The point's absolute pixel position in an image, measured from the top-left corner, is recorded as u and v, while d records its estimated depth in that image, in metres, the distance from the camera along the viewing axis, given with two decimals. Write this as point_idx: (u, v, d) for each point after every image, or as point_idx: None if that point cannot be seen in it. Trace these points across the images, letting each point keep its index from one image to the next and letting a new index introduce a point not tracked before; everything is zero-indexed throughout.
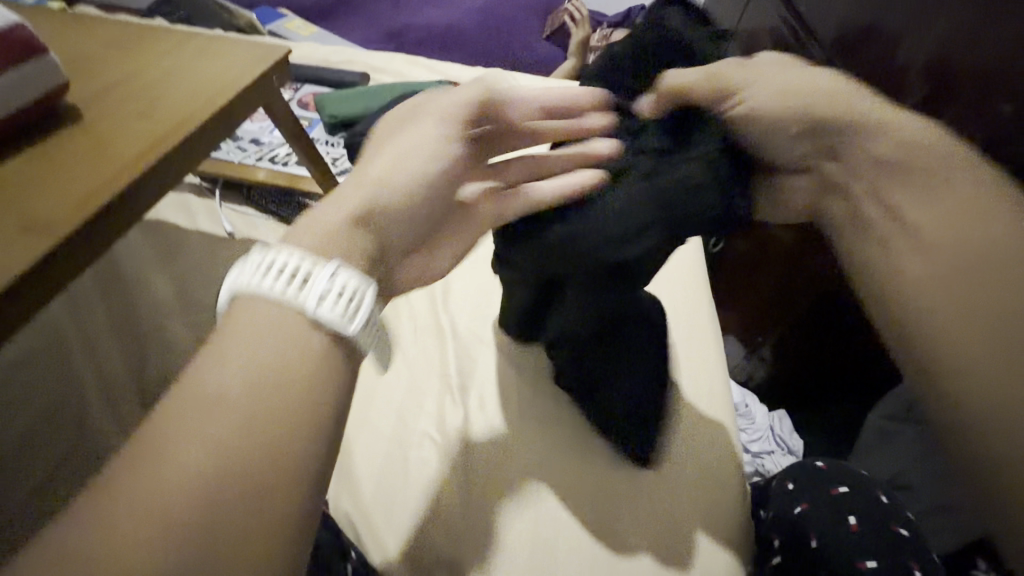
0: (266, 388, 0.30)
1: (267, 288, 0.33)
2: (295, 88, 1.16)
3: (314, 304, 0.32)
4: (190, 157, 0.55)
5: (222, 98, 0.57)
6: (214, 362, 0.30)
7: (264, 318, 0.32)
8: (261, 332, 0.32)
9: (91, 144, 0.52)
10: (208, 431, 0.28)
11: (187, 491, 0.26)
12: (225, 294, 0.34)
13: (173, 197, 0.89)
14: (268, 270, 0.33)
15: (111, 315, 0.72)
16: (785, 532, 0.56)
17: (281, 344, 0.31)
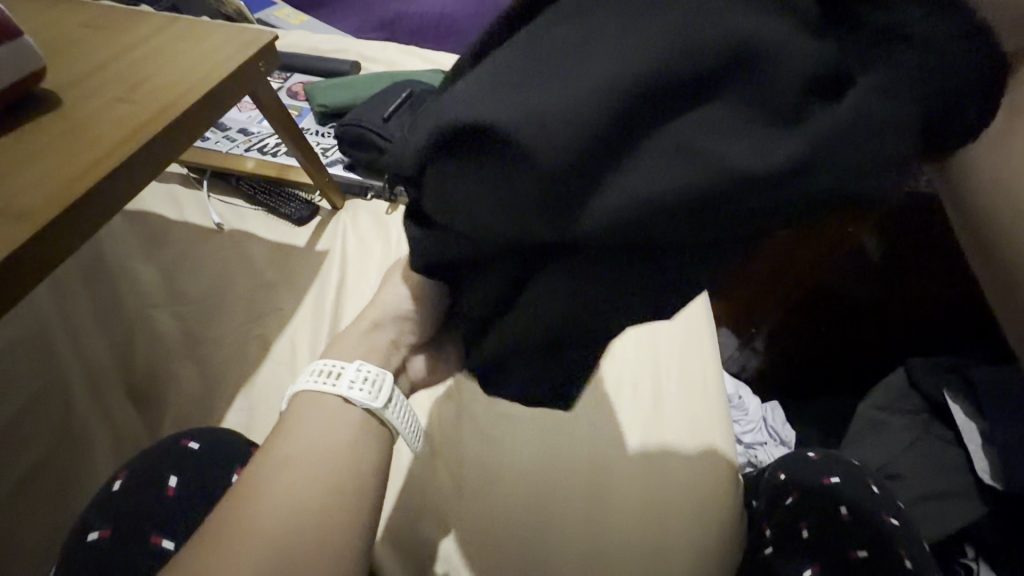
0: (326, 450, 0.40)
1: (320, 390, 0.43)
2: (284, 77, 1.13)
3: (352, 391, 0.43)
4: (173, 147, 0.54)
5: (206, 86, 0.56)
6: (285, 444, 0.40)
7: (324, 418, 0.42)
8: (312, 427, 0.41)
9: (69, 132, 0.50)
10: (296, 473, 0.38)
11: (290, 517, 0.36)
12: (285, 401, 0.45)
13: (159, 188, 0.87)
14: (317, 375, 0.44)
15: (95, 307, 0.71)
16: (776, 520, 0.57)
17: (331, 423, 0.41)
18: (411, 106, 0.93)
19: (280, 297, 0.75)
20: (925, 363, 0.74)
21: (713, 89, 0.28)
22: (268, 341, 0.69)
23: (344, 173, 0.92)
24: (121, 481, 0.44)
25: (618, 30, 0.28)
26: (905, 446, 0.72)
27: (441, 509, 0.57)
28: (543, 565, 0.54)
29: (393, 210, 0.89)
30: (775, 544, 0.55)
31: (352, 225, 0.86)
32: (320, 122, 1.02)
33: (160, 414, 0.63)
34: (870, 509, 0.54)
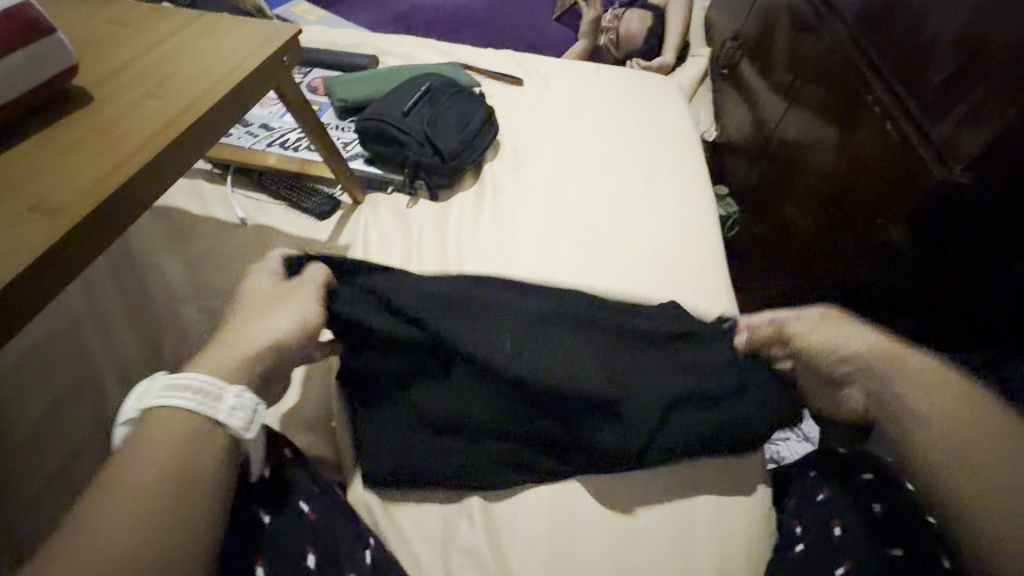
0: (168, 466, 0.39)
1: (172, 403, 0.42)
2: (303, 72, 1.14)
3: (199, 407, 0.42)
4: (201, 141, 0.54)
5: (232, 81, 0.56)
6: (142, 450, 0.39)
7: (160, 427, 0.41)
8: (153, 438, 0.40)
9: (101, 128, 0.51)
10: (127, 481, 0.37)
11: (136, 521, 0.36)
12: (132, 410, 0.43)
13: (184, 183, 0.88)
14: (165, 388, 0.43)
15: (126, 302, 0.72)
16: (806, 520, 0.56)
17: (169, 434, 0.41)
18: (431, 99, 0.93)
19: None
20: (954, 359, 0.72)
21: (576, 419, 0.57)
22: None
23: (364, 167, 0.92)
24: None
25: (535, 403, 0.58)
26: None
27: (467, 503, 0.58)
28: (570, 561, 0.54)
29: (414, 205, 0.89)
30: (805, 543, 0.54)
31: (374, 219, 0.86)
32: (339, 117, 1.02)
33: None
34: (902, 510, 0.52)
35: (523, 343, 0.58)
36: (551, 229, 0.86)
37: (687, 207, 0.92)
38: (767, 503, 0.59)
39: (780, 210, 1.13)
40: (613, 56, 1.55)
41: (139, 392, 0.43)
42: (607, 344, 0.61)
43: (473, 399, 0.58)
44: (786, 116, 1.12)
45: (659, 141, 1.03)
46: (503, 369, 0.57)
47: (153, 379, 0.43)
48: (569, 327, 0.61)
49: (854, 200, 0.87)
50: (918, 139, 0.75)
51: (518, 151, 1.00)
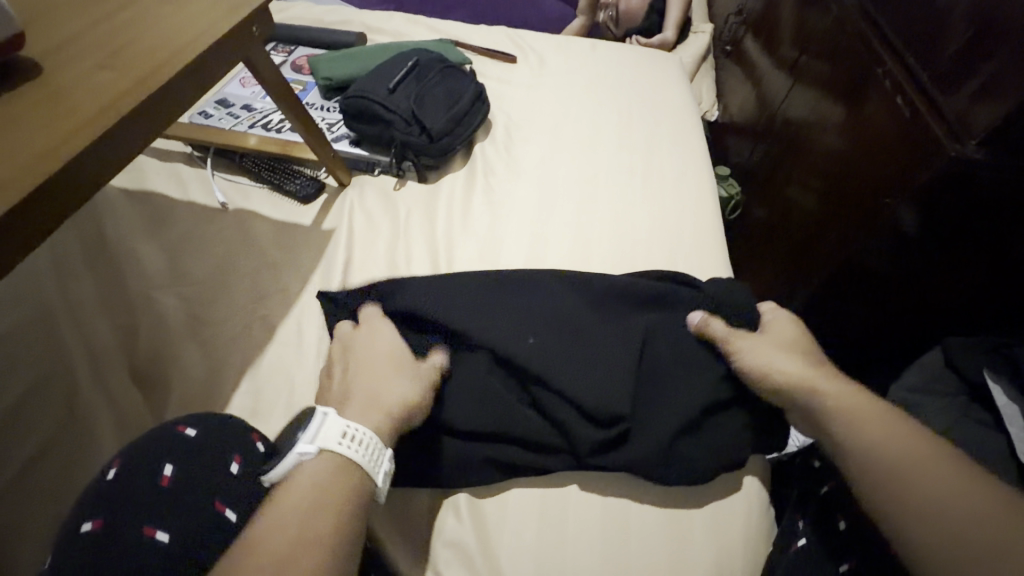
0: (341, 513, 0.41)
1: (342, 453, 0.44)
2: (287, 49, 1.09)
3: (360, 459, 0.44)
4: (158, 116, 0.51)
5: (191, 51, 0.53)
6: (305, 487, 0.42)
7: (329, 469, 0.43)
8: (321, 480, 0.43)
9: (50, 100, 0.48)
10: (296, 506, 0.40)
11: (306, 535, 0.38)
12: (312, 446, 0.44)
13: (163, 166, 0.85)
14: (342, 436, 0.45)
15: (101, 289, 0.69)
16: (810, 514, 0.54)
17: (330, 476, 0.43)
18: (418, 75, 0.89)
19: (285, 278, 0.73)
20: (962, 343, 0.69)
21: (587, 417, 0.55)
22: (272, 323, 0.68)
23: (350, 148, 0.89)
24: (115, 469, 0.43)
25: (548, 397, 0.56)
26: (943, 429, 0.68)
27: (453, 500, 0.55)
28: (559, 560, 0.51)
29: (401, 187, 0.86)
30: (809, 536, 0.52)
31: (359, 202, 0.83)
32: (324, 96, 0.99)
33: (164, 396, 0.62)
34: None
35: (563, 332, 0.60)
36: (544, 211, 0.82)
37: (684, 187, 0.88)
38: (765, 496, 0.57)
39: (783, 190, 1.10)
40: (612, 33, 1.49)
41: (316, 429, 0.45)
42: (632, 331, 0.61)
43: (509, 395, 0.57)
44: (790, 92, 1.08)
45: (653, 120, 0.99)
46: (545, 353, 0.58)
47: (329, 416, 0.46)
48: (573, 330, 0.61)
49: (859, 180, 0.84)
50: (930, 113, 0.71)
51: (509, 131, 0.96)
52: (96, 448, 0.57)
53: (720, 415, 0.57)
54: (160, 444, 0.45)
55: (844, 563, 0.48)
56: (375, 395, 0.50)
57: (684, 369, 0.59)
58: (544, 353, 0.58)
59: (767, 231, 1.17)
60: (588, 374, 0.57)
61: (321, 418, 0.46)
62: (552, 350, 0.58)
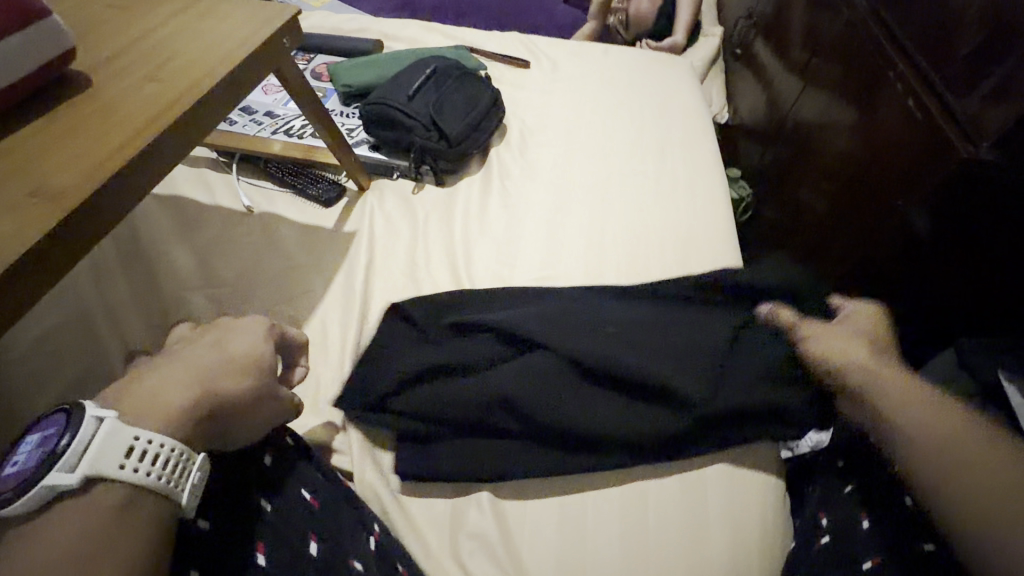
0: (118, 547, 0.35)
1: (124, 478, 0.37)
2: (307, 57, 1.12)
3: (148, 483, 0.38)
4: (199, 127, 0.54)
5: (228, 63, 0.55)
6: (74, 526, 0.35)
7: (110, 499, 0.37)
8: (109, 514, 0.36)
9: (99, 112, 0.51)
10: (47, 553, 0.34)
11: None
12: (75, 474, 0.36)
13: (190, 172, 0.88)
14: (124, 456, 0.38)
15: (135, 291, 0.72)
16: (832, 511, 0.54)
17: (114, 509, 0.37)
18: (436, 82, 0.92)
19: (309, 280, 0.75)
20: (977, 345, 0.70)
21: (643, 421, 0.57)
22: (298, 324, 0.70)
23: (370, 153, 0.91)
24: None
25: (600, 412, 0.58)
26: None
27: (477, 496, 0.57)
28: (579, 554, 0.53)
29: (420, 190, 0.89)
30: (831, 534, 0.52)
31: (379, 206, 0.86)
32: (344, 103, 1.01)
33: None
34: None
35: (632, 327, 0.63)
36: (561, 213, 0.84)
37: (703, 188, 0.90)
38: (784, 496, 0.58)
39: (793, 192, 1.11)
40: (623, 38, 1.51)
41: (85, 444, 0.37)
42: (664, 320, 0.64)
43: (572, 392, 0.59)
44: (801, 95, 1.09)
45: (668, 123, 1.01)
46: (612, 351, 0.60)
47: (103, 429, 0.38)
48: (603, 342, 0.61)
49: (870, 182, 0.85)
50: (941, 115, 0.72)
51: (525, 135, 0.98)
52: None
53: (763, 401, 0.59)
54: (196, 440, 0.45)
55: (867, 560, 0.47)
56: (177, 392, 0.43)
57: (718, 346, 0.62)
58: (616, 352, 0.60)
59: (778, 232, 1.18)
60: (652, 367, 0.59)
61: (89, 429, 0.38)
62: (626, 345, 0.61)
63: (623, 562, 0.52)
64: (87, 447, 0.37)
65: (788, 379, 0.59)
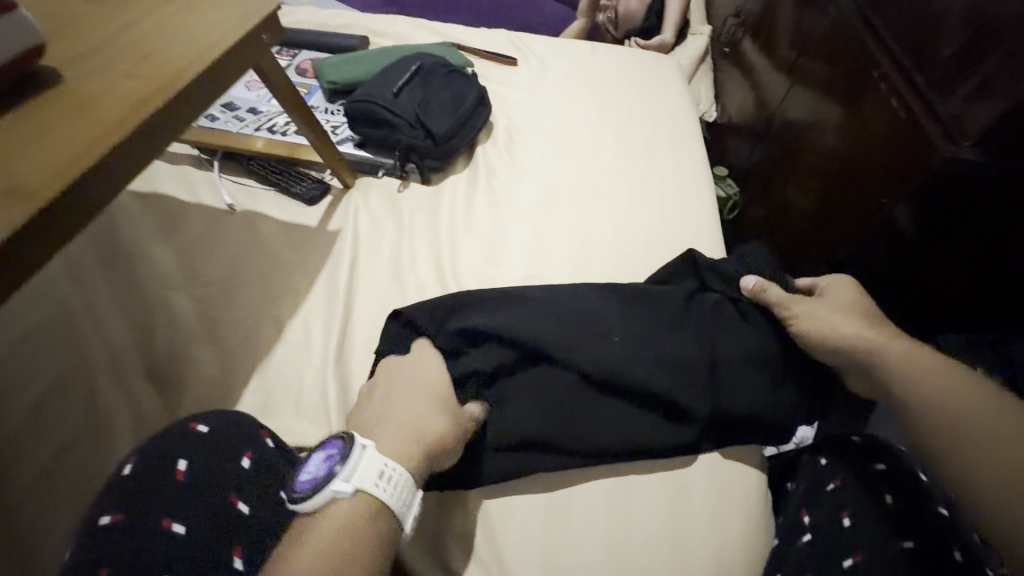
0: (343, 546, 0.40)
1: (377, 495, 0.43)
2: (292, 53, 1.11)
3: (394, 502, 0.43)
4: (175, 123, 0.53)
5: (205, 59, 0.54)
6: (331, 534, 0.40)
7: (356, 511, 0.42)
8: (340, 524, 0.41)
9: (71, 108, 0.49)
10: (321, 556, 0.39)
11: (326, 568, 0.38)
12: (348, 485, 0.43)
13: (172, 169, 0.87)
14: (378, 477, 0.43)
15: (114, 289, 0.71)
16: (815, 509, 0.54)
17: (354, 522, 0.42)
18: (422, 79, 0.91)
19: (293, 278, 0.75)
20: (956, 342, 0.71)
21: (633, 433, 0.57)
22: (282, 324, 0.69)
23: (355, 151, 0.90)
24: (131, 466, 0.43)
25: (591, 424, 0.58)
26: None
27: (466, 498, 0.56)
28: (565, 554, 0.53)
29: (405, 188, 0.88)
30: (813, 532, 0.53)
31: (363, 204, 0.85)
32: (329, 100, 1.00)
33: (178, 393, 0.63)
34: (916, 496, 0.51)
35: (642, 336, 0.62)
36: (548, 212, 0.84)
37: (689, 186, 0.90)
38: (764, 492, 0.59)
39: (780, 191, 1.12)
40: (612, 36, 1.51)
41: (351, 465, 0.44)
42: (657, 318, 0.64)
43: (586, 406, 0.59)
44: (788, 94, 1.09)
45: (656, 122, 1.01)
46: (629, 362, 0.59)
47: (370, 451, 0.45)
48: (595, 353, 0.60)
49: (854, 182, 0.86)
50: (924, 116, 0.72)
51: (512, 133, 0.97)
52: (110, 445, 0.58)
53: (765, 406, 0.60)
54: (174, 441, 0.45)
55: (850, 557, 0.49)
56: (393, 420, 0.49)
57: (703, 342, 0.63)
58: (631, 365, 0.60)
59: (764, 231, 1.19)
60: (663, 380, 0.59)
61: (359, 453, 0.44)
62: (640, 356, 0.61)
63: (608, 562, 0.52)
64: (335, 465, 0.44)
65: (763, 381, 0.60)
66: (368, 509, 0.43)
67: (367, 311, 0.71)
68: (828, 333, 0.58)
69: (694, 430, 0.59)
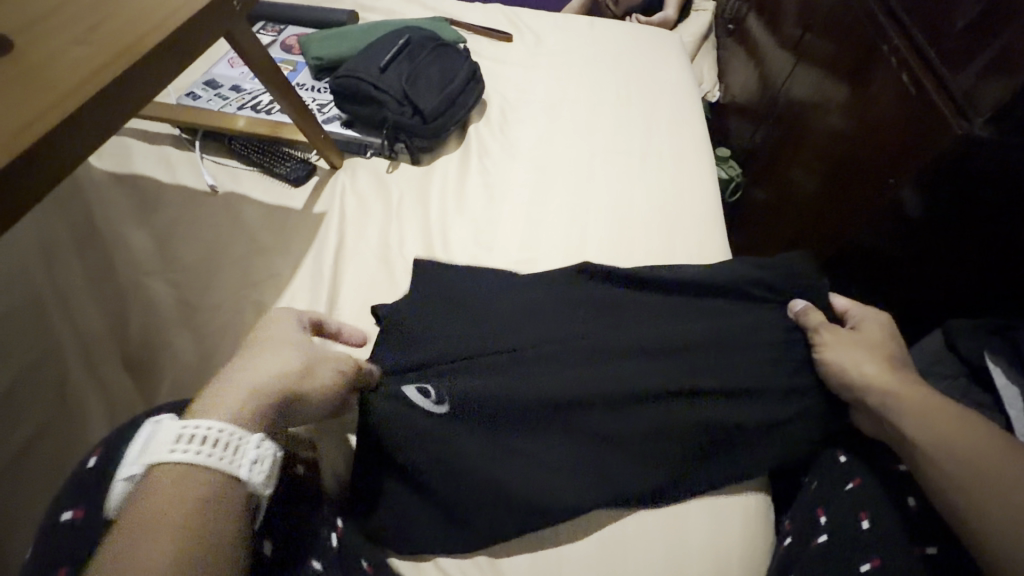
0: (173, 522, 0.33)
1: (180, 460, 0.35)
2: (278, 29, 1.07)
3: (223, 465, 0.36)
4: (137, 94, 0.50)
5: (165, 28, 0.51)
6: (150, 515, 0.33)
7: (173, 485, 0.35)
8: (159, 504, 0.34)
9: (22, 77, 0.46)
10: (129, 562, 0.30)
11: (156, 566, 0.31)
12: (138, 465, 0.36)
13: (152, 149, 0.84)
14: (176, 441, 0.36)
15: (87, 273, 0.68)
16: (832, 508, 0.52)
17: (172, 497, 0.34)
18: (410, 54, 0.87)
19: (276, 262, 0.72)
20: (965, 325, 0.69)
21: (591, 472, 0.54)
22: (263, 308, 0.67)
23: (341, 130, 0.87)
24: (96, 458, 0.41)
25: (543, 475, 0.53)
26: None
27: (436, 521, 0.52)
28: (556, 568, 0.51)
29: (394, 169, 0.85)
30: (830, 533, 0.50)
31: (351, 184, 0.82)
32: (316, 77, 0.96)
33: (156, 379, 0.61)
34: None
35: (613, 327, 0.62)
36: (538, 196, 0.80)
37: (686, 168, 0.86)
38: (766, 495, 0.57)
39: (783, 170, 1.08)
40: (612, 12, 1.46)
41: (144, 442, 0.36)
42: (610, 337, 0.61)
43: (529, 445, 0.54)
44: (792, 71, 1.05)
45: (641, 105, 0.96)
46: (593, 367, 0.58)
47: (157, 425, 0.37)
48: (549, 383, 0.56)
49: (862, 160, 0.83)
50: (936, 91, 0.69)
51: (506, 111, 0.94)
52: (85, 432, 0.56)
53: (768, 405, 0.57)
54: (143, 431, 0.43)
55: (867, 562, 0.46)
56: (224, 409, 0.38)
57: (661, 362, 0.59)
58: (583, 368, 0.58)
59: (767, 213, 1.16)
60: (633, 378, 0.58)
61: (148, 428, 0.37)
62: (579, 386, 0.57)
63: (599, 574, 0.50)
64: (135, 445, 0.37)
65: (762, 366, 0.59)
66: (201, 476, 0.36)
67: (352, 297, 0.68)
68: (851, 363, 0.55)
69: (664, 463, 0.54)
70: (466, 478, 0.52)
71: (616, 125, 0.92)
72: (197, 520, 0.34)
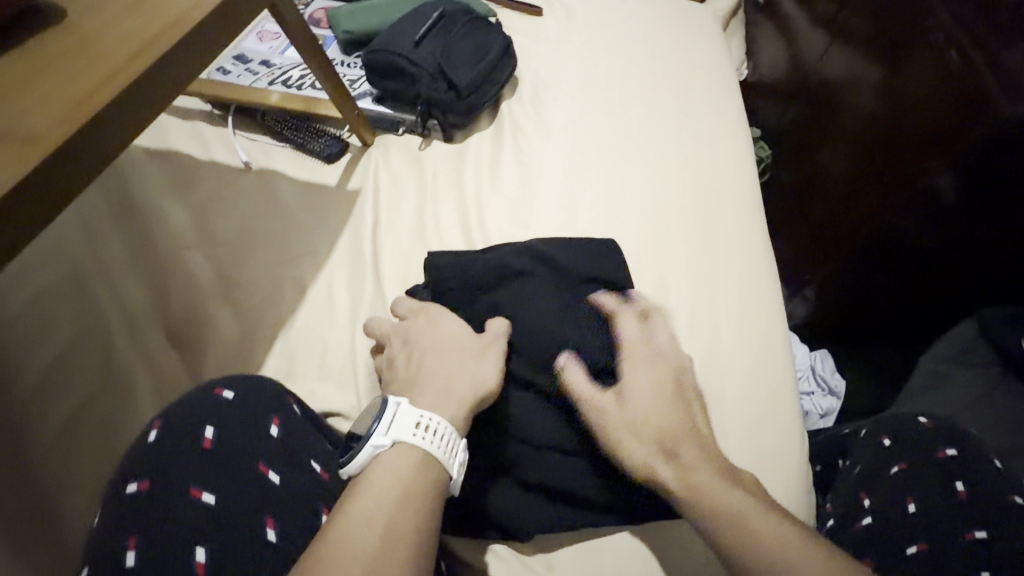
0: (398, 493, 0.40)
1: (419, 444, 0.43)
2: (304, 2, 1.04)
3: (439, 453, 0.43)
4: (187, 64, 0.49)
5: None
6: (381, 482, 0.40)
7: (402, 460, 0.42)
8: (384, 475, 0.41)
9: (76, 48, 0.46)
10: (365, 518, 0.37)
11: (381, 535, 0.37)
12: (386, 438, 0.43)
13: (184, 125, 0.83)
14: (418, 427, 0.43)
15: (126, 247, 0.67)
16: (876, 493, 0.56)
17: (402, 468, 0.42)
18: (443, 27, 0.85)
19: (312, 240, 0.72)
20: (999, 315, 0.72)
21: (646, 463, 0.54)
22: (302, 286, 0.67)
23: (373, 106, 0.85)
24: (156, 431, 0.42)
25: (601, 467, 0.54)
26: (971, 401, 0.72)
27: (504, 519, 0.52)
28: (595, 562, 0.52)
29: (427, 146, 0.83)
30: (874, 517, 0.54)
31: (384, 162, 0.81)
32: (344, 51, 0.95)
33: (201, 355, 0.63)
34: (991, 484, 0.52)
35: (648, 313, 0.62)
36: (573, 175, 0.79)
37: (722, 146, 0.84)
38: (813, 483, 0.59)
39: (812, 154, 1.06)
40: None
41: (390, 421, 0.44)
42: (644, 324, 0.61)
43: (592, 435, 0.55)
44: (826, 51, 1.01)
45: (668, 82, 0.93)
46: None
47: (403, 410, 0.44)
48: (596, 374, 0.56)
49: (896, 141, 0.80)
50: (979, 66, 0.66)
51: (538, 88, 0.91)
52: (135, 405, 0.57)
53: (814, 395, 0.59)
54: (198, 405, 0.43)
55: (913, 546, 0.50)
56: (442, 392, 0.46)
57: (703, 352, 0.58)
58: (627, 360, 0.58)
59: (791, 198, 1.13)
60: None
61: (394, 408, 0.44)
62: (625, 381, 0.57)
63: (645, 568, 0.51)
64: (381, 417, 0.44)
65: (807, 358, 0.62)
66: (414, 456, 0.43)
67: (389, 274, 0.67)
68: None
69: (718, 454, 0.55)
70: (536, 471, 0.53)
71: (648, 100, 0.89)
72: (408, 491, 0.40)
